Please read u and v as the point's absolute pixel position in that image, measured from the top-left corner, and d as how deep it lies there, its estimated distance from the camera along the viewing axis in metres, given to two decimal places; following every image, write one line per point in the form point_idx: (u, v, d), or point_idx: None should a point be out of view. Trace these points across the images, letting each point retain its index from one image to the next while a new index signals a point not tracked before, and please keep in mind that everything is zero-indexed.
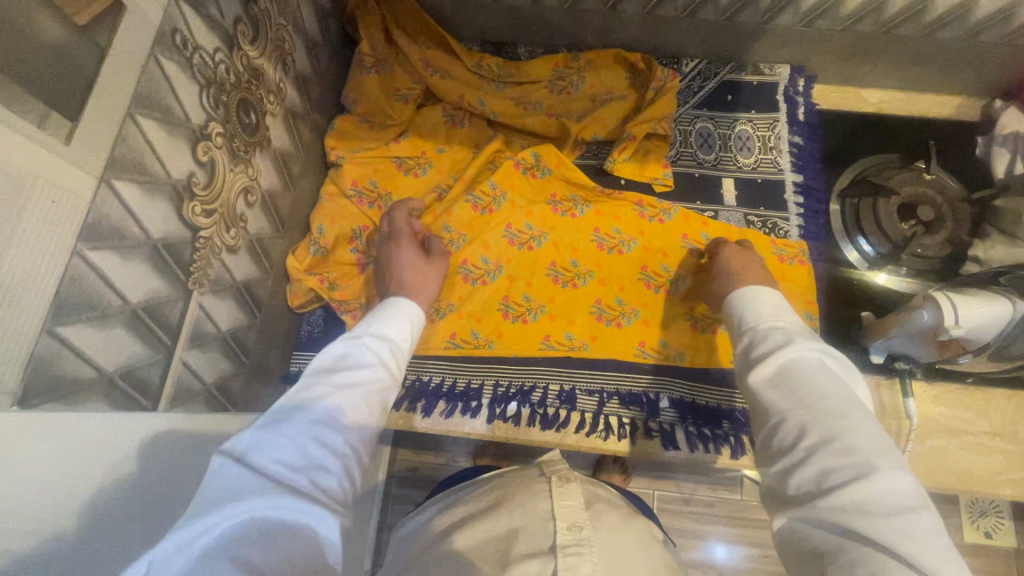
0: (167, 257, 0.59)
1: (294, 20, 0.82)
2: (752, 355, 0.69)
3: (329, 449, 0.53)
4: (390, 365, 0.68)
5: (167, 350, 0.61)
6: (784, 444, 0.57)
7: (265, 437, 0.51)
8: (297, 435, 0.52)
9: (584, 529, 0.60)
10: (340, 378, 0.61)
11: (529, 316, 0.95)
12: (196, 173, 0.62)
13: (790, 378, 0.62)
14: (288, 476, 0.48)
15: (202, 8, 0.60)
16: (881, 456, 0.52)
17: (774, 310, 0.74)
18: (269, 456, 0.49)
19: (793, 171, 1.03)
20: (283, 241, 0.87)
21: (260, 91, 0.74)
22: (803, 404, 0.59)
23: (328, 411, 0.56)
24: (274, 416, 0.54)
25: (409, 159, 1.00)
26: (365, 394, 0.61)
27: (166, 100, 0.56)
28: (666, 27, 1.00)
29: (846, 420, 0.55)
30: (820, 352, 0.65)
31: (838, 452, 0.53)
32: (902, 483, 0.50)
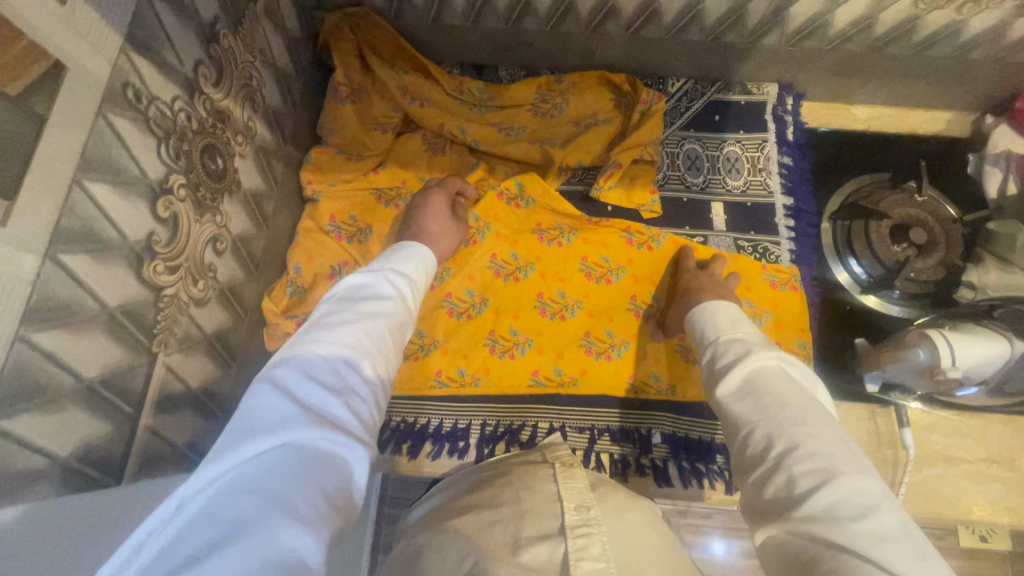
0: (128, 323, 0.56)
1: (261, 53, 0.78)
2: (717, 367, 0.72)
3: (357, 376, 0.56)
4: (407, 301, 0.71)
5: (129, 420, 0.58)
6: (756, 455, 0.60)
7: (297, 365, 0.53)
8: (327, 364, 0.54)
9: (592, 509, 0.59)
10: (363, 309, 0.63)
11: (517, 352, 0.93)
12: (156, 231, 0.58)
13: (755, 389, 0.65)
14: (325, 398, 0.50)
15: (157, 57, 0.56)
16: (842, 461, 0.54)
17: (732, 322, 0.78)
18: (304, 382, 0.51)
19: (782, 194, 1.00)
20: (258, 284, 0.83)
21: (227, 134, 0.70)
22: (767, 413, 0.62)
23: (356, 334, 0.59)
24: (303, 345, 0.56)
25: (389, 189, 0.96)
26: (388, 324, 0.64)
27: (120, 160, 0.53)
28: (651, 48, 0.98)
29: (808, 426, 0.58)
30: (779, 359, 0.68)
31: (802, 459, 0.55)
32: (867, 486, 0.52)
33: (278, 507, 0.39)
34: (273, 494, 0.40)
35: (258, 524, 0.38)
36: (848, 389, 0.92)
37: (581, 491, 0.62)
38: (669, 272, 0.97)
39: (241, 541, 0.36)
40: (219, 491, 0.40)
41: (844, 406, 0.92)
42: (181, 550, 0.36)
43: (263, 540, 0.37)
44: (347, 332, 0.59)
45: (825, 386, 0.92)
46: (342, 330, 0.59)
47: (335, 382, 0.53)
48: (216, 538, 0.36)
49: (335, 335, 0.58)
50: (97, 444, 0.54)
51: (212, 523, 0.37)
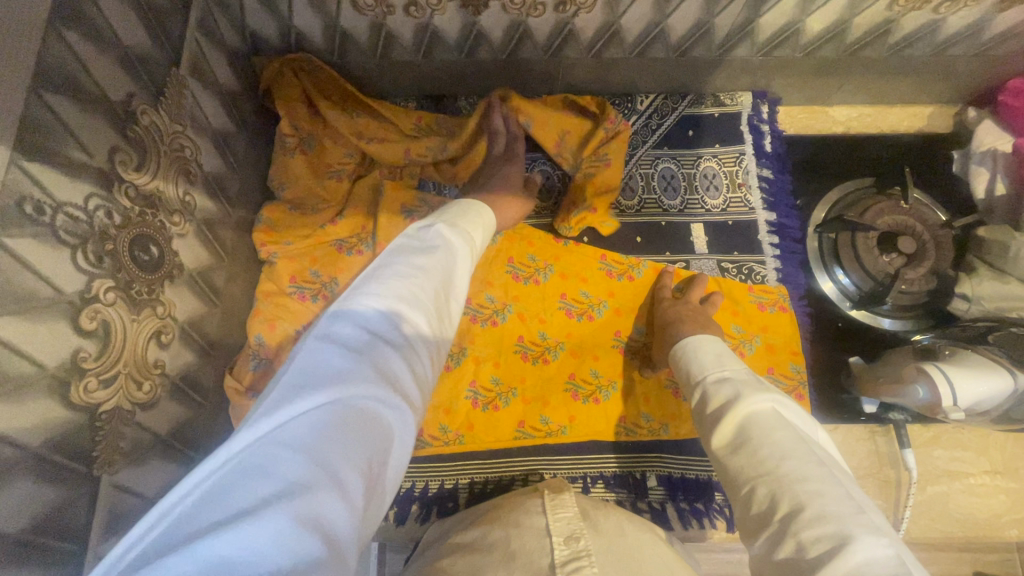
0: (58, 459, 0.50)
1: (191, 119, 0.71)
2: (707, 410, 0.63)
3: (415, 337, 0.49)
4: (465, 253, 0.63)
5: (74, 557, 0.53)
6: (763, 519, 0.50)
7: (353, 317, 0.47)
8: (386, 315, 0.48)
9: (583, 540, 0.57)
10: (422, 260, 0.56)
11: (501, 403, 0.88)
12: (83, 347, 0.53)
13: (751, 439, 0.55)
14: (382, 355, 0.44)
15: (59, 157, 0.50)
16: (853, 520, 0.45)
17: (718, 357, 0.69)
18: (361, 335, 0.45)
19: (764, 209, 0.96)
20: (216, 362, 0.78)
21: (160, 217, 0.64)
22: (765, 468, 0.52)
23: (408, 294, 0.51)
24: (360, 294, 0.50)
25: (348, 238, 0.89)
26: (444, 276, 0.57)
27: (25, 285, 0.47)
28: (615, 67, 0.92)
29: (814, 482, 0.49)
30: (772, 400, 0.59)
31: (813, 523, 0.46)
32: (886, 549, 0.43)
33: (326, 471, 0.34)
34: (321, 454, 0.35)
35: (304, 486, 0.33)
36: (845, 410, 0.88)
37: (571, 521, 0.61)
38: (649, 302, 0.92)
39: (290, 498, 0.32)
40: (259, 451, 0.34)
41: (843, 428, 0.89)
42: (218, 503, 0.31)
43: (306, 503, 0.32)
44: (407, 283, 0.52)
45: (821, 409, 0.89)
46: (400, 280, 0.52)
47: (393, 337, 0.47)
48: (260, 494, 0.32)
49: (392, 285, 0.51)
50: None
51: (261, 475, 0.33)
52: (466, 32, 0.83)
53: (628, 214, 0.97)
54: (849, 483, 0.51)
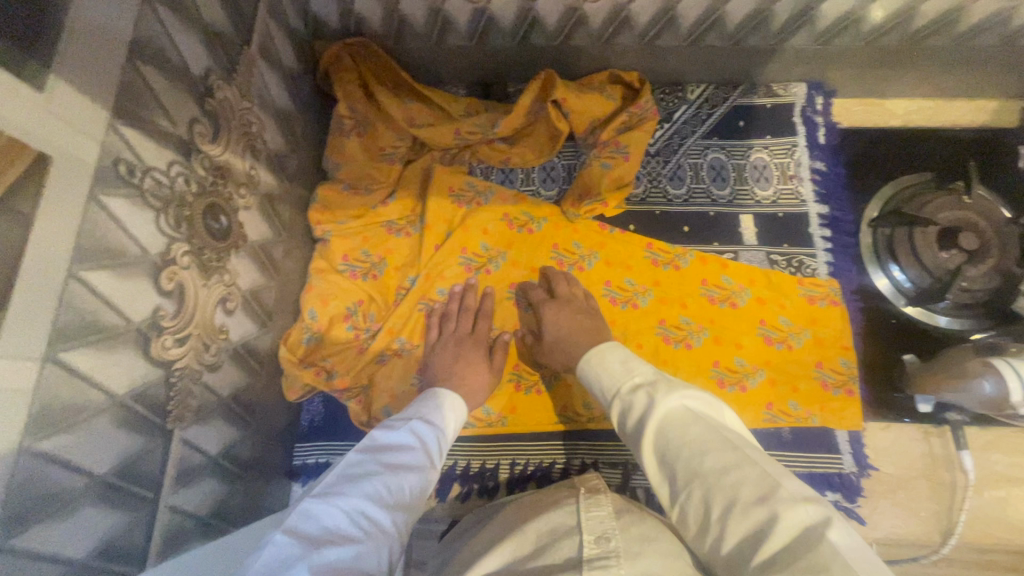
0: (139, 408, 0.53)
1: (259, 97, 0.74)
2: (628, 425, 0.59)
3: (376, 527, 0.51)
4: (438, 449, 0.65)
5: (150, 504, 0.56)
6: (699, 522, 0.46)
7: (314, 514, 0.49)
8: (350, 509, 0.51)
9: (614, 540, 0.53)
10: (397, 454, 0.60)
11: (543, 386, 0.89)
12: (161, 306, 0.56)
13: (671, 447, 0.52)
14: (338, 547, 0.47)
15: (147, 124, 0.53)
16: (774, 493, 0.43)
17: (625, 366, 0.67)
18: (322, 528, 0.48)
19: (816, 202, 0.94)
20: (272, 333, 0.81)
21: (229, 189, 0.67)
22: (687, 469, 0.49)
23: (374, 489, 0.54)
24: (329, 488, 0.53)
25: (399, 220, 0.93)
26: (417, 479, 0.59)
27: (116, 242, 0.50)
28: (668, 55, 0.91)
29: (734, 470, 0.46)
30: (681, 398, 0.56)
31: (740, 516, 0.43)
32: (809, 513, 0.41)
33: None
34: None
35: None
36: (899, 408, 0.85)
37: (603, 520, 0.56)
38: (710, 302, 0.91)
39: None
40: None
41: (895, 427, 0.86)
42: None
43: None
44: (374, 480, 0.55)
45: (871, 406, 0.86)
46: (369, 475, 0.55)
47: (351, 531, 0.49)
48: None
49: (359, 482, 0.54)
50: (115, 540, 0.51)
51: None
52: (522, 18, 0.84)
53: (677, 204, 0.96)
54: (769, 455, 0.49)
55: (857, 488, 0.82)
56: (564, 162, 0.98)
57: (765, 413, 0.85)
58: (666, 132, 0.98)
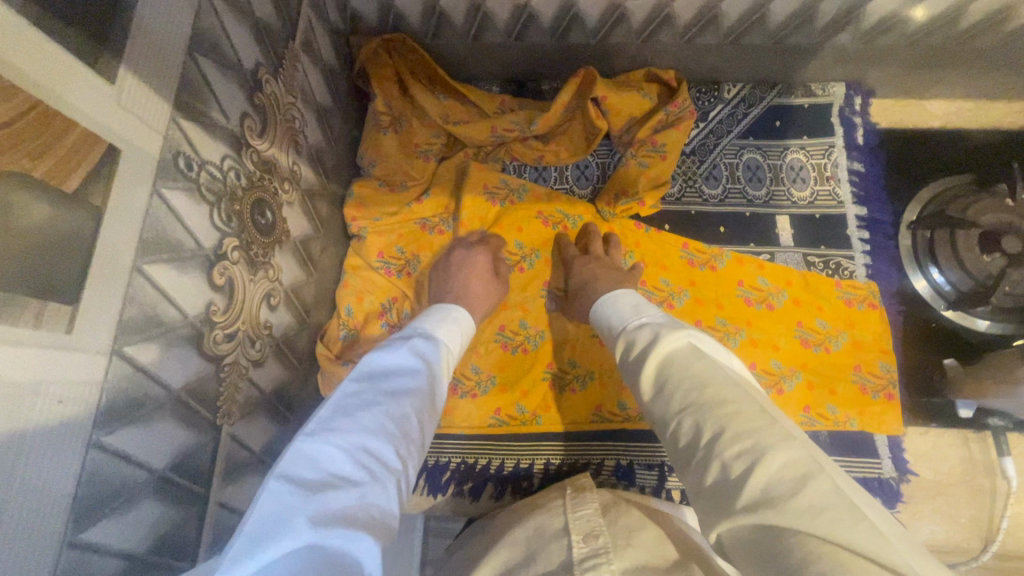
0: (193, 403, 0.53)
1: (302, 92, 0.74)
2: (631, 359, 0.63)
3: (386, 457, 0.46)
4: (435, 374, 0.61)
5: (201, 500, 0.56)
6: (691, 446, 0.49)
7: (314, 451, 0.44)
8: (353, 445, 0.45)
9: (601, 537, 0.55)
10: (393, 383, 0.55)
11: (578, 386, 0.88)
12: (214, 301, 0.55)
13: (672, 376, 0.55)
14: (349, 489, 0.41)
15: (203, 117, 0.53)
16: (767, 429, 0.45)
17: (635, 308, 0.71)
18: (325, 471, 0.42)
19: (854, 203, 0.93)
20: (310, 329, 0.81)
21: (274, 184, 0.67)
22: (685, 397, 0.52)
23: (378, 420, 0.49)
24: (324, 421, 0.47)
25: (433, 217, 0.93)
26: (418, 405, 0.54)
27: (176, 236, 0.49)
28: (707, 53, 0.91)
29: (731, 403, 0.48)
30: (687, 335, 0.59)
31: (730, 441, 0.45)
32: (799, 453, 0.42)
33: None
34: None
35: None
36: (939, 414, 0.85)
37: (590, 519, 0.58)
38: (748, 303, 0.90)
39: None
40: None
41: (934, 433, 0.86)
42: None
43: None
44: (376, 410, 0.50)
45: (911, 411, 0.85)
46: (366, 407, 0.50)
47: (360, 467, 0.44)
48: None
49: (357, 415, 0.48)
50: (169, 536, 0.51)
51: None
52: (563, 14, 0.84)
53: (712, 204, 0.95)
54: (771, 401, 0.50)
55: (897, 494, 0.82)
56: (598, 161, 0.98)
57: (803, 416, 0.84)
58: (702, 131, 0.97)
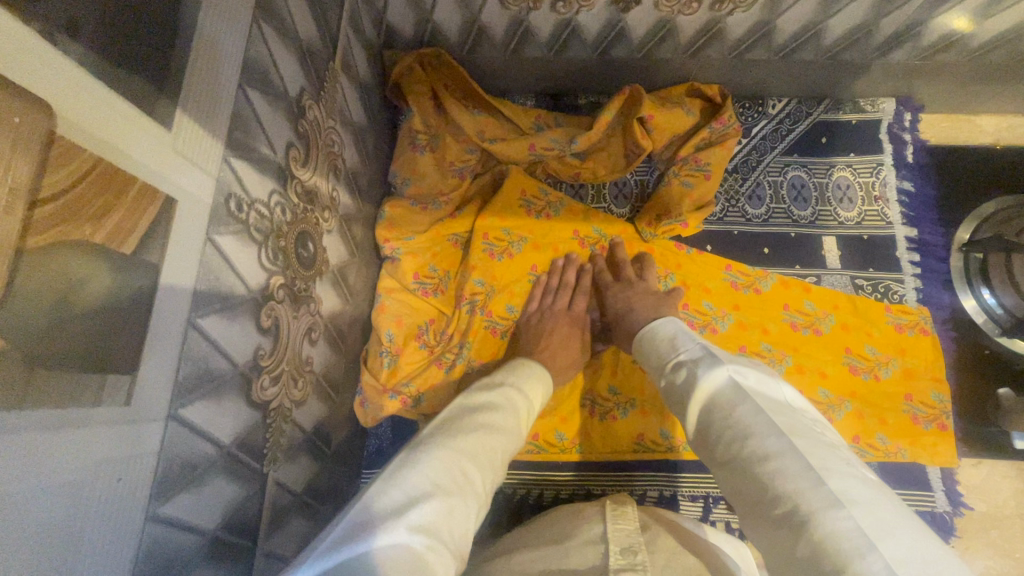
0: (242, 455, 0.50)
1: (340, 113, 0.71)
2: (674, 397, 0.54)
3: (477, 479, 0.43)
4: (522, 424, 0.56)
5: (248, 553, 0.53)
6: (742, 503, 0.40)
7: (416, 457, 0.41)
8: (455, 459, 0.42)
9: (640, 553, 0.51)
10: (493, 415, 0.51)
11: (620, 414, 0.84)
12: (261, 345, 0.52)
13: (713, 425, 0.46)
14: (442, 499, 0.38)
15: (253, 153, 0.49)
16: (811, 491, 0.36)
17: (673, 341, 0.60)
18: (428, 474, 0.40)
19: (904, 224, 0.90)
20: (346, 359, 0.78)
21: (316, 214, 0.64)
22: (728, 452, 0.43)
23: (473, 440, 0.46)
24: (426, 437, 0.45)
25: (498, 242, 0.87)
26: (507, 443, 0.50)
27: (227, 282, 0.46)
28: (755, 68, 0.88)
29: (773, 458, 0.39)
30: (728, 371, 0.48)
31: (775, 505, 0.37)
32: (852, 524, 0.33)
33: None
34: None
35: None
36: (992, 445, 0.83)
37: (630, 534, 0.54)
38: (799, 328, 0.86)
39: None
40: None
41: (987, 464, 0.83)
42: None
43: None
44: (474, 432, 0.47)
45: (964, 442, 0.83)
46: (466, 433, 0.46)
47: (455, 482, 0.40)
48: None
49: (461, 435, 0.46)
50: None
51: None
52: (608, 29, 0.80)
53: (756, 224, 0.92)
54: (828, 444, 0.40)
55: (950, 528, 0.79)
56: (636, 178, 0.95)
57: (852, 447, 0.81)
58: (744, 148, 0.94)
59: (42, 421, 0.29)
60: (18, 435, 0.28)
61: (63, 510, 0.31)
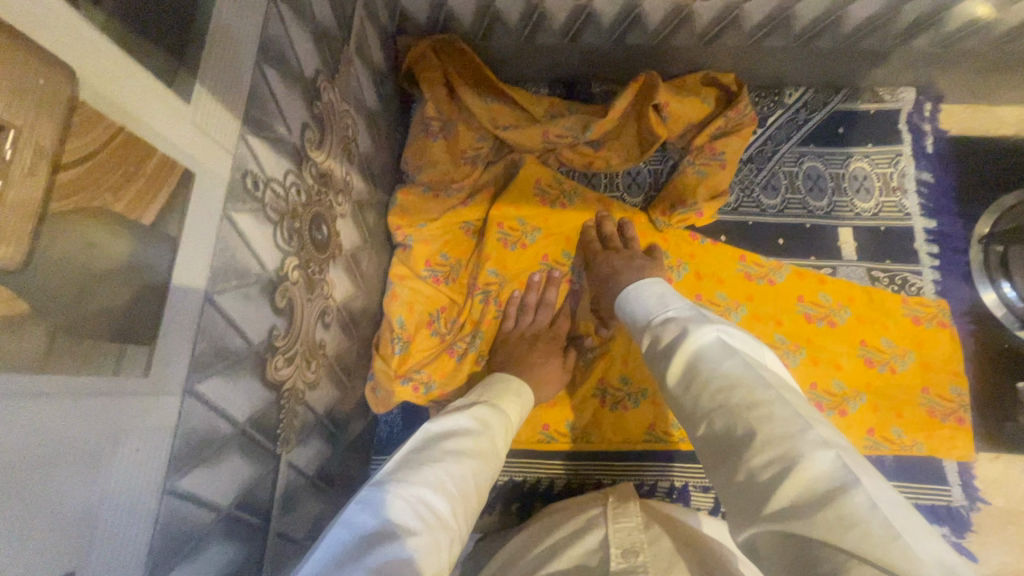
0: (256, 434, 0.50)
1: (354, 98, 0.71)
2: (656, 356, 0.52)
3: (443, 515, 0.41)
4: (501, 438, 0.54)
5: (261, 532, 0.53)
6: (721, 449, 0.40)
7: (372, 503, 0.40)
8: (412, 496, 0.41)
9: (642, 554, 0.50)
10: (463, 439, 0.49)
11: (631, 404, 0.83)
12: (276, 325, 0.52)
13: (700, 378, 0.44)
14: (399, 544, 0.37)
15: (269, 131, 0.49)
16: (798, 435, 0.36)
17: (661, 299, 0.59)
18: (382, 519, 0.38)
19: (922, 216, 0.89)
20: (358, 345, 0.78)
21: (330, 197, 0.64)
22: (715, 399, 0.42)
23: (438, 474, 0.44)
24: (388, 475, 0.43)
25: (511, 232, 0.86)
26: (482, 468, 0.48)
27: (243, 260, 0.46)
28: (771, 56, 0.86)
29: (763, 406, 0.39)
30: (717, 330, 0.48)
31: (759, 450, 0.37)
32: (838, 464, 0.34)
33: None
34: None
35: None
36: (1010, 440, 0.82)
37: (632, 533, 0.53)
38: (814, 321, 0.84)
39: None
40: None
41: (1006, 459, 0.82)
42: None
43: None
44: (438, 464, 0.45)
45: (981, 436, 0.82)
46: (428, 465, 0.45)
47: (414, 522, 0.39)
48: None
49: (418, 469, 0.44)
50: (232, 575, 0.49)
51: None
52: (624, 15, 0.80)
53: (771, 214, 0.91)
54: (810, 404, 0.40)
55: (967, 522, 0.78)
56: (650, 168, 0.94)
57: (866, 440, 0.79)
58: (760, 138, 0.93)
59: (64, 387, 0.30)
60: (38, 399, 0.28)
61: (81, 477, 0.31)
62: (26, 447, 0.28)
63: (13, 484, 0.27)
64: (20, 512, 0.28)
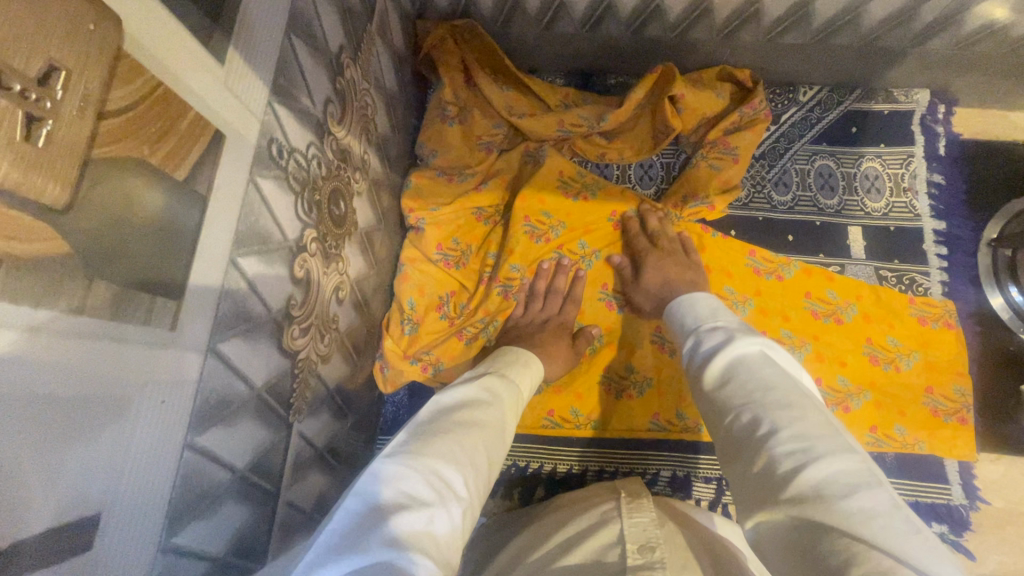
0: (271, 400, 0.51)
1: (375, 78, 0.72)
2: (695, 359, 0.52)
3: (455, 485, 0.42)
4: (511, 411, 0.54)
5: (272, 498, 0.54)
6: (740, 442, 0.41)
7: (385, 474, 0.40)
8: (423, 467, 0.41)
9: (659, 550, 0.48)
10: (472, 410, 0.50)
11: (635, 392, 0.84)
12: (293, 294, 0.53)
13: (738, 377, 0.45)
14: (412, 514, 0.37)
15: (295, 102, 0.50)
16: (832, 438, 0.37)
17: (713, 312, 0.57)
18: (393, 490, 0.39)
19: (932, 217, 0.89)
20: (368, 324, 0.78)
21: (348, 173, 0.65)
22: (750, 396, 0.42)
23: (449, 444, 0.44)
24: (399, 446, 0.44)
25: (525, 219, 0.86)
26: (493, 439, 0.48)
27: (265, 226, 0.47)
28: (788, 52, 0.87)
29: (797, 408, 0.39)
30: (764, 343, 0.48)
31: (784, 442, 0.37)
32: (861, 470, 0.35)
33: None
34: None
35: None
36: (1012, 442, 0.82)
37: (648, 528, 0.52)
38: (822, 318, 0.85)
39: None
40: None
41: (1007, 461, 0.82)
42: None
43: None
44: (450, 434, 0.45)
45: (983, 436, 0.83)
46: (442, 434, 0.45)
47: (426, 493, 0.40)
48: None
49: (430, 439, 0.44)
50: (243, 537, 0.50)
51: None
52: (643, 6, 0.80)
53: (781, 211, 0.92)
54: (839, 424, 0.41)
55: (966, 522, 0.78)
56: (662, 161, 0.95)
57: (869, 436, 0.80)
58: (773, 134, 0.94)
59: (102, 332, 0.31)
60: (77, 341, 0.29)
61: (110, 422, 0.32)
62: (62, 386, 0.28)
63: (43, 421, 0.28)
64: (56, 446, 0.29)
